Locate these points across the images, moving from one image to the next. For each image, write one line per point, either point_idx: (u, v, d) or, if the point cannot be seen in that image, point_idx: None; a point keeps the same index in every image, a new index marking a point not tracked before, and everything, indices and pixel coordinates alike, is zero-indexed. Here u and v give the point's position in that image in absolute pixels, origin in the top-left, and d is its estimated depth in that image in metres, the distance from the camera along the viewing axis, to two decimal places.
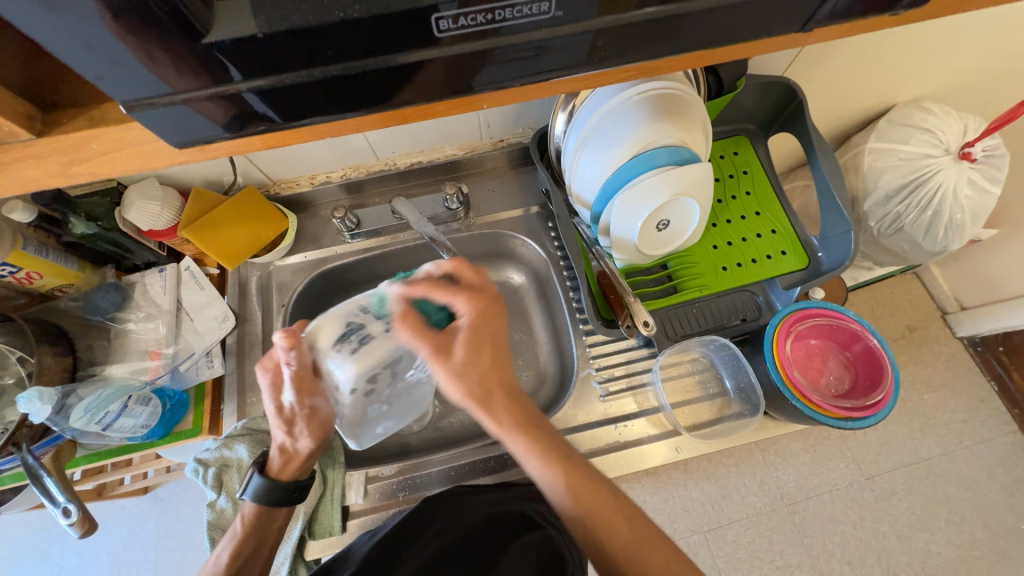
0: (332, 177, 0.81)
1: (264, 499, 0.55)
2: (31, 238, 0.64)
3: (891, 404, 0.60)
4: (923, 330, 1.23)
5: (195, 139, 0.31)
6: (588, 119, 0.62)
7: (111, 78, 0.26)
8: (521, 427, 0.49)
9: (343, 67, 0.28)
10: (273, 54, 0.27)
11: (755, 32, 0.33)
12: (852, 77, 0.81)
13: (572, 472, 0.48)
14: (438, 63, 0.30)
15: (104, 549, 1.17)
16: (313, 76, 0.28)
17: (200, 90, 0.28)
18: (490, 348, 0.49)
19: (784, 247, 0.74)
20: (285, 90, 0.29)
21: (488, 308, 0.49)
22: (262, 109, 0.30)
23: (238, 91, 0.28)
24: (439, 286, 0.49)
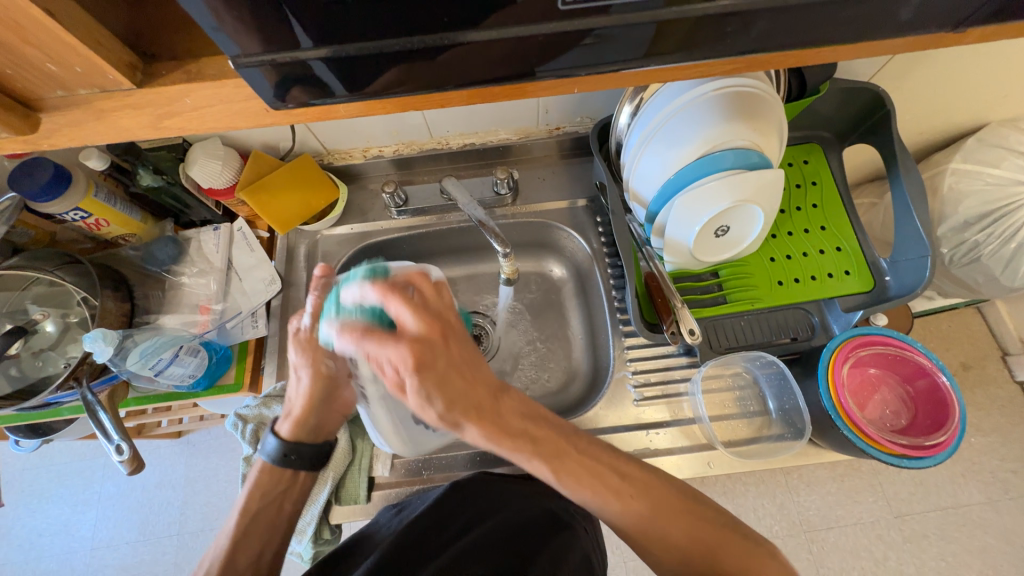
0: (384, 152, 0.81)
1: (277, 460, 0.56)
2: (102, 186, 0.67)
3: (953, 447, 0.56)
4: (979, 369, 1.15)
5: (285, 102, 0.31)
6: (656, 113, 0.60)
7: (225, 30, 0.26)
8: (509, 432, 0.44)
9: (448, 35, 0.28)
10: (386, 16, 0.26)
11: (895, 27, 0.30)
12: (947, 91, 0.74)
13: (574, 464, 0.45)
14: (546, 39, 0.28)
15: (138, 483, 1.25)
16: (416, 43, 0.28)
17: (302, 48, 0.27)
18: (458, 374, 0.43)
19: (848, 267, 0.69)
20: (386, 56, 0.28)
21: (433, 344, 0.42)
22: (343, 76, 0.29)
23: (315, 58, 0.28)
24: (394, 294, 0.43)
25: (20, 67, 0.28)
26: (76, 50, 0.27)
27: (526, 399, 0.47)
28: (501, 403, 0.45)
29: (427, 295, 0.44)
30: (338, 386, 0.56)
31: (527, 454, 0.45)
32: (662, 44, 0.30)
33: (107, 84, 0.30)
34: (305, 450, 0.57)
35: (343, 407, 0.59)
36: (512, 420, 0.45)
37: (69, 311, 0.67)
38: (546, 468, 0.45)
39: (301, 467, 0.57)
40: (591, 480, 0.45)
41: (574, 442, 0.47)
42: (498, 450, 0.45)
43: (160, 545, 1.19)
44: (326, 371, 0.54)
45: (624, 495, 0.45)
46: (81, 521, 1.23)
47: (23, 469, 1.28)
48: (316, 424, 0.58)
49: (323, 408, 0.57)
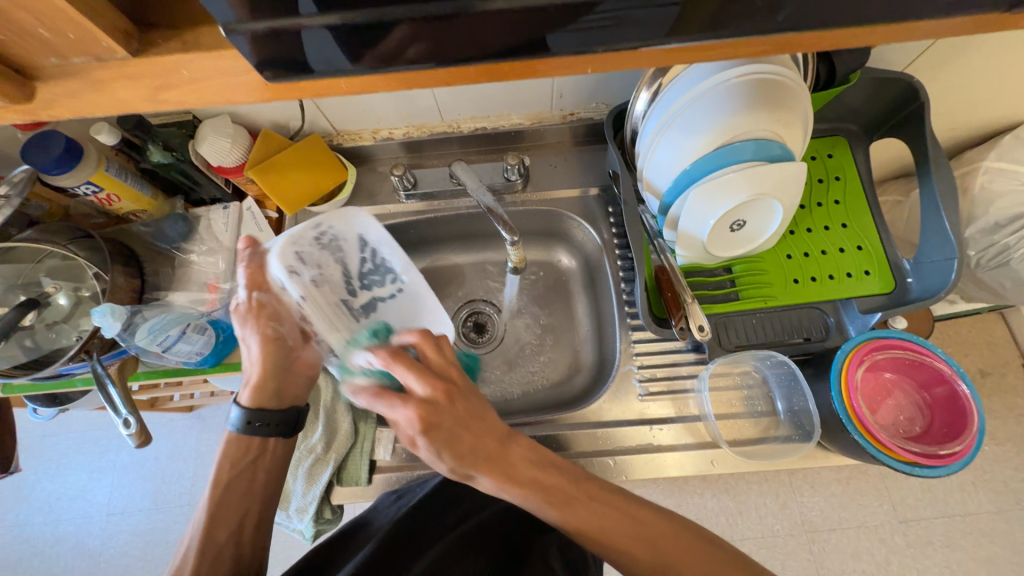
0: (394, 134, 0.80)
1: (242, 428, 0.56)
2: (113, 161, 0.67)
3: (969, 458, 0.54)
4: (999, 377, 1.11)
5: (288, 74, 0.30)
6: (675, 100, 0.57)
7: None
8: (520, 481, 0.45)
9: (453, 4, 0.26)
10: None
11: (935, 4, 0.28)
12: (986, 83, 0.70)
13: (583, 510, 0.45)
14: (559, 10, 0.27)
15: (151, 454, 1.28)
16: (422, 12, 0.26)
17: (304, 15, 0.26)
18: (465, 429, 0.44)
19: (868, 267, 0.66)
20: (392, 26, 0.27)
21: (440, 405, 0.43)
22: (344, 47, 0.28)
23: (311, 24, 0.26)
24: (398, 361, 0.44)
25: (13, 32, 0.27)
26: (70, 17, 0.26)
27: (536, 445, 0.48)
28: (511, 451, 0.46)
29: (433, 356, 0.46)
30: (290, 347, 0.57)
31: (538, 503, 0.45)
32: (683, 20, 0.28)
33: (105, 53, 0.29)
34: (268, 416, 0.57)
35: (309, 369, 0.60)
36: (520, 469, 0.46)
37: (81, 285, 0.68)
38: (557, 514, 0.45)
39: (269, 434, 0.57)
40: (603, 525, 0.45)
41: (585, 487, 0.47)
42: (510, 500, 0.46)
43: (171, 514, 1.23)
44: (273, 335, 0.56)
45: (637, 538, 0.44)
46: (97, 488, 1.27)
47: (42, 436, 1.32)
48: (276, 389, 0.58)
49: (284, 372, 0.58)
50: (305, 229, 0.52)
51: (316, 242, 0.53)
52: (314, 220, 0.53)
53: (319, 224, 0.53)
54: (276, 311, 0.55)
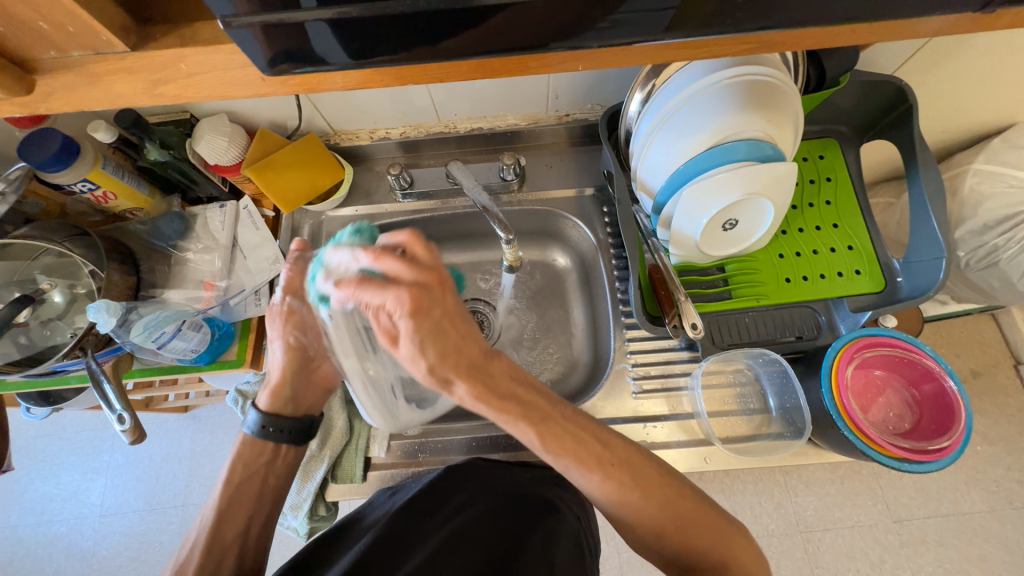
0: (391, 134, 0.80)
1: (257, 432, 0.58)
2: (110, 158, 0.67)
3: (957, 453, 0.55)
4: (990, 377, 1.12)
5: (283, 68, 0.30)
6: (668, 101, 0.58)
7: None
8: (498, 392, 0.45)
9: (446, 1, 0.27)
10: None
11: (917, 5, 0.28)
12: (974, 87, 0.71)
13: (558, 428, 0.46)
14: (550, 6, 0.28)
15: (145, 454, 1.28)
16: (416, 8, 0.27)
17: (301, 9, 0.27)
18: (452, 325, 0.44)
19: (859, 266, 0.67)
20: (387, 23, 0.28)
21: (425, 297, 0.42)
22: (339, 41, 0.29)
23: (310, 20, 0.27)
24: (388, 253, 0.44)
25: (11, 25, 0.28)
26: (69, 10, 0.27)
27: (517, 364, 0.47)
28: (492, 363, 0.46)
29: (421, 253, 0.44)
30: (312, 358, 0.58)
31: (514, 417, 0.45)
32: (667, 20, 0.29)
33: (104, 47, 0.30)
34: (283, 422, 0.58)
35: (326, 381, 0.61)
36: (500, 381, 0.45)
37: (76, 283, 0.68)
38: (530, 431, 0.45)
39: (282, 440, 0.58)
40: (574, 446, 0.45)
41: (559, 408, 0.47)
42: (485, 411, 0.45)
43: (165, 515, 1.22)
44: (297, 344, 0.56)
45: (607, 464, 0.46)
46: (90, 488, 1.26)
47: (35, 437, 1.31)
48: (294, 396, 0.59)
49: (302, 380, 0.59)
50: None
51: None
52: (360, 238, 0.52)
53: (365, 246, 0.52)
54: (304, 321, 0.55)
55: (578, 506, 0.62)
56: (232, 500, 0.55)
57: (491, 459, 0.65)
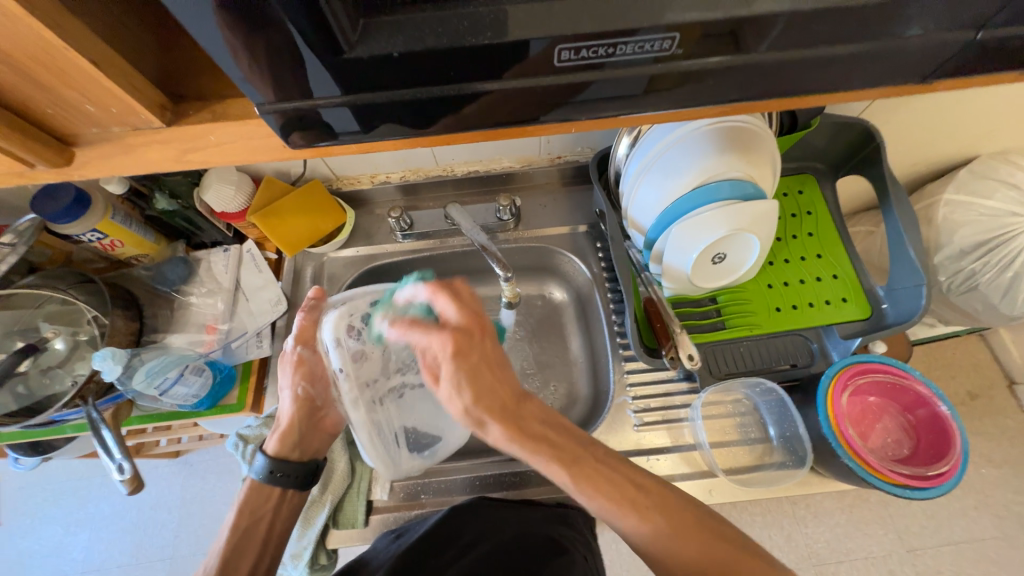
0: (391, 178, 0.84)
1: (264, 477, 0.57)
2: (119, 209, 0.69)
3: (957, 478, 0.55)
4: (986, 398, 1.13)
5: (302, 141, 0.33)
6: (653, 145, 0.62)
7: (252, 81, 0.28)
8: (529, 433, 0.48)
9: (455, 88, 0.30)
10: (399, 71, 0.28)
11: (873, 79, 0.32)
12: (936, 125, 0.77)
13: (590, 470, 0.47)
14: (545, 88, 0.31)
15: (134, 504, 1.23)
16: (428, 94, 0.30)
17: (325, 96, 0.29)
18: (488, 367, 0.49)
19: (845, 294, 0.70)
20: (398, 105, 0.31)
21: (466, 344, 0.48)
22: (356, 121, 0.31)
23: (334, 105, 0.30)
24: (442, 291, 0.50)
25: (57, 106, 0.31)
26: (111, 94, 0.30)
27: (549, 410, 0.51)
28: (523, 406, 0.50)
29: (465, 297, 0.51)
30: (321, 407, 0.60)
31: (546, 458, 0.47)
32: (650, 92, 0.32)
33: (139, 122, 0.33)
34: (291, 467, 0.58)
35: (332, 427, 0.62)
36: (532, 424, 0.49)
37: (79, 329, 0.69)
38: (564, 473, 0.47)
39: (288, 484, 0.57)
40: (608, 487, 0.46)
41: (591, 450, 0.49)
42: (518, 453, 0.48)
43: (153, 569, 1.17)
44: (304, 394, 0.58)
45: (642, 506, 0.46)
46: (73, 542, 1.21)
47: (18, 488, 1.26)
48: (301, 441, 0.60)
49: (309, 428, 0.60)
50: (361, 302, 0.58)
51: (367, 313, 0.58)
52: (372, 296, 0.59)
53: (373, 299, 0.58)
54: (315, 372, 0.58)
55: (585, 545, 0.61)
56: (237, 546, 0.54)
57: (495, 499, 0.64)
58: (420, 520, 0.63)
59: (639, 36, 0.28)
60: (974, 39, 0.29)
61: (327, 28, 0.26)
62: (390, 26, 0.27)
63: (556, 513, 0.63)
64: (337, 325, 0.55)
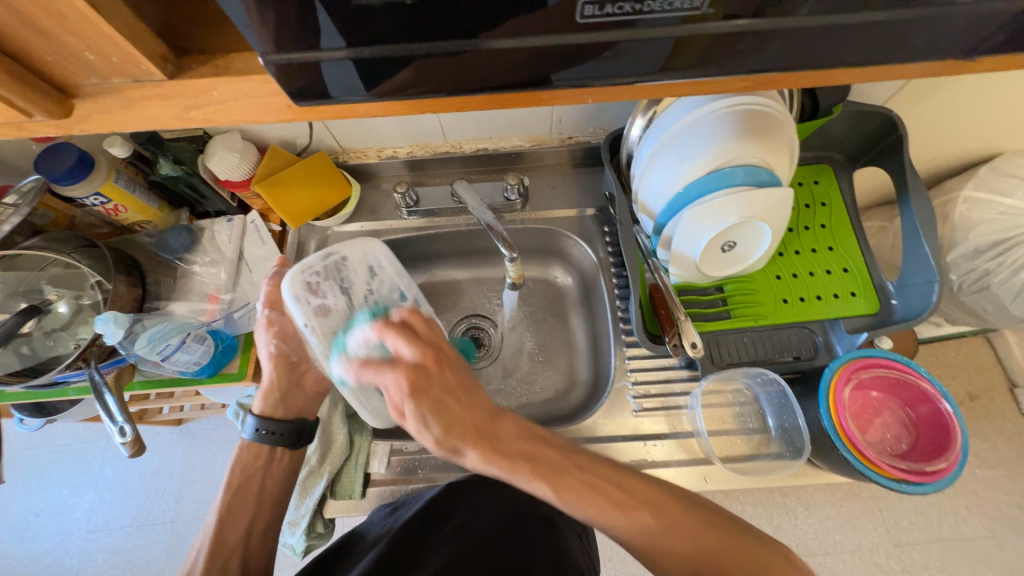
0: (398, 153, 0.82)
1: (255, 436, 0.60)
2: (123, 172, 0.68)
3: (954, 475, 0.55)
4: (986, 400, 1.13)
5: (310, 98, 0.32)
6: (668, 127, 0.60)
7: (255, 27, 0.27)
8: (508, 455, 0.46)
9: (466, 43, 0.29)
10: (414, 22, 0.27)
11: (906, 52, 0.30)
12: (961, 118, 0.74)
13: (574, 482, 0.46)
14: (565, 49, 0.29)
15: (137, 468, 1.26)
16: (439, 49, 0.29)
17: (334, 46, 0.28)
18: (453, 398, 0.46)
19: (854, 288, 0.69)
20: (412, 61, 0.29)
21: (426, 372, 0.46)
22: (361, 76, 0.30)
23: (341, 58, 0.29)
24: (390, 329, 0.47)
25: (58, 54, 0.30)
26: (113, 41, 0.29)
27: (524, 422, 0.49)
28: (498, 426, 0.48)
29: (421, 327, 0.49)
30: (298, 367, 0.60)
31: (528, 476, 0.46)
32: (670, 61, 0.31)
33: (142, 75, 0.32)
34: (275, 425, 0.60)
35: (316, 386, 0.63)
36: (509, 443, 0.47)
37: (82, 293, 0.68)
38: (546, 486, 0.46)
39: (277, 443, 0.60)
40: (594, 496, 0.46)
41: (574, 463, 0.47)
42: (499, 474, 0.47)
43: (155, 532, 1.20)
44: (281, 356, 0.59)
45: (630, 508, 0.46)
46: (78, 502, 1.24)
47: (24, 449, 1.29)
48: (285, 401, 0.61)
49: (292, 387, 0.61)
50: (317, 258, 0.52)
51: (325, 267, 0.53)
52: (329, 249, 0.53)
53: (330, 253, 0.53)
54: (285, 331, 0.58)
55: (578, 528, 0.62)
56: (236, 503, 0.58)
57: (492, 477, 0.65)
58: (417, 496, 0.64)
59: None
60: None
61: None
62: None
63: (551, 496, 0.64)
64: (292, 283, 0.50)
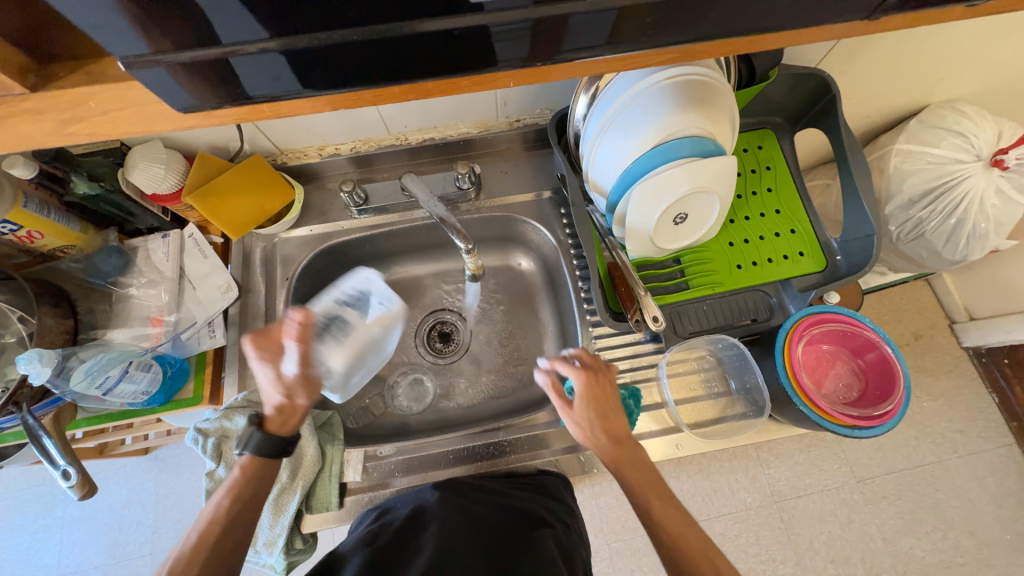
0: (340, 150, 0.79)
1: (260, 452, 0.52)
2: (33, 195, 0.62)
3: (899, 415, 0.59)
4: (929, 338, 1.21)
5: (201, 101, 0.30)
6: (611, 103, 0.60)
7: (109, 29, 0.24)
8: (642, 471, 0.53)
9: (360, 32, 0.27)
10: (293, 10, 0.26)
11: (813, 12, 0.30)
12: (888, 75, 0.77)
13: (667, 511, 0.50)
14: (465, 33, 0.28)
15: (103, 506, 1.19)
16: (337, 37, 0.27)
17: (223, 44, 0.27)
18: (611, 406, 0.55)
19: (802, 248, 0.72)
20: (304, 53, 0.28)
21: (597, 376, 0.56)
22: (266, 73, 0.29)
23: (227, 55, 0.27)
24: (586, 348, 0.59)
25: None
26: None
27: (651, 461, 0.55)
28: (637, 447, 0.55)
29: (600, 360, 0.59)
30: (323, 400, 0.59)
31: (650, 500, 0.51)
32: (580, 38, 0.30)
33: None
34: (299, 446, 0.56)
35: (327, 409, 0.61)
36: (642, 462, 0.54)
37: (2, 332, 0.62)
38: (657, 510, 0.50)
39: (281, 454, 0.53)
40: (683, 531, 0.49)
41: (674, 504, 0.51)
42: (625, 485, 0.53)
43: (133, 567, 1.15)
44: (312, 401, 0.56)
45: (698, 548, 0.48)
46: (43, 548, 1.17)
47: None
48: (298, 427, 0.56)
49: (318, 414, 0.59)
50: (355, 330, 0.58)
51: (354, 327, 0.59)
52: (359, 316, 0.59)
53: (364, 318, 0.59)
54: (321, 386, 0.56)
55: (564, 506, 0.63)
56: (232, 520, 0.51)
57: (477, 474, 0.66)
58: (398, 497, 0.64)
59: None
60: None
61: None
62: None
63: (537, 484, 0.65)
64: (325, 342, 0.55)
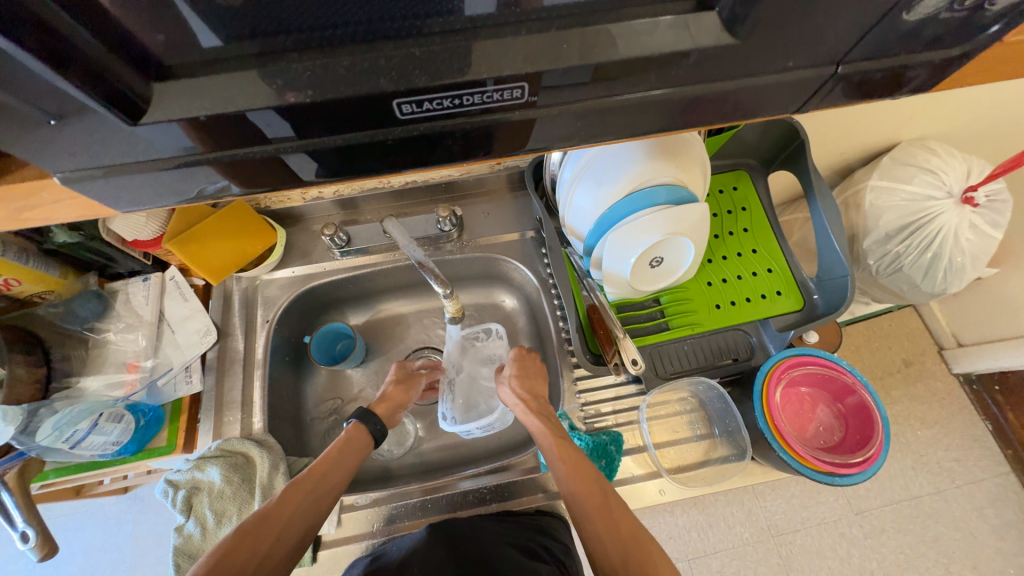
0: (324, 193, 0.80)
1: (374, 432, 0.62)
2: (11, 243, 0.60)
3: (879, 462, 0.59)
4: (919, 365, 1.21)
5: (143, 199, 0.33)
6: (585, 153, 0.61)
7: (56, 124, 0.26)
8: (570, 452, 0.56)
9: (377, 130, 0.31)
10: (216, 127, 0.29)
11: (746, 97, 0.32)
12: (854, 117, 0.80)
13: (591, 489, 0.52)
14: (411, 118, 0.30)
15: (77, 548, 1.14)
16: (354, 137, 0.31)
17: (271, 142, 0.31)
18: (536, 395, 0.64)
19: (779, 287, 0.72)
20: (308, 155, 0.32)
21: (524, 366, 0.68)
22: (299, 163, 0.32)
23: (274, 153, 0.31)
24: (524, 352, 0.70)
25: None
26: None
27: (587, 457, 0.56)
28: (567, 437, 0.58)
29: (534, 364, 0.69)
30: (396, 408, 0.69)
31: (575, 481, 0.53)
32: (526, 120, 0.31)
33: None
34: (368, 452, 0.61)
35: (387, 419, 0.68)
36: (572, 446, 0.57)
37: None
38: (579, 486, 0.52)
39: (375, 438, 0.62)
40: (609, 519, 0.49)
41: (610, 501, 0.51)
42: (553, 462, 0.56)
43: None
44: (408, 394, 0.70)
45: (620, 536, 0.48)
46: None
47: None
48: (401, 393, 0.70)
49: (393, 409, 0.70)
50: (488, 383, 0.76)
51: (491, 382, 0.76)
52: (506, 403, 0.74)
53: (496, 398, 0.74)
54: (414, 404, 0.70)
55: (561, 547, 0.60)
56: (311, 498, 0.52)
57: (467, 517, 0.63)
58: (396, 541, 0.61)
59: (494, 87, 0.29)
60: (834, 73, 0.31)
61: (113, 89, 0.26)
62: (190, 87, 0.27)
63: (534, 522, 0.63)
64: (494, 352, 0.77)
